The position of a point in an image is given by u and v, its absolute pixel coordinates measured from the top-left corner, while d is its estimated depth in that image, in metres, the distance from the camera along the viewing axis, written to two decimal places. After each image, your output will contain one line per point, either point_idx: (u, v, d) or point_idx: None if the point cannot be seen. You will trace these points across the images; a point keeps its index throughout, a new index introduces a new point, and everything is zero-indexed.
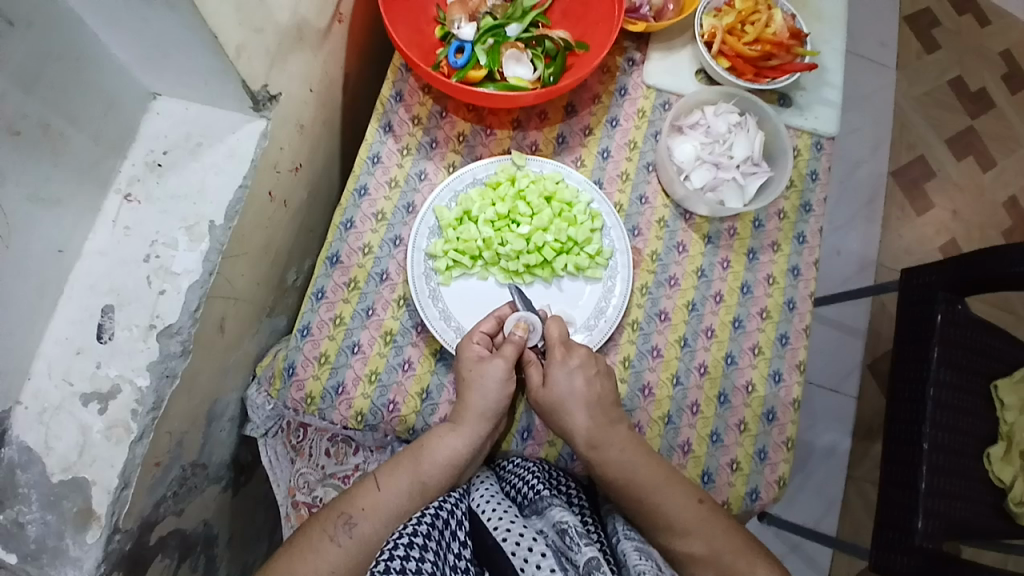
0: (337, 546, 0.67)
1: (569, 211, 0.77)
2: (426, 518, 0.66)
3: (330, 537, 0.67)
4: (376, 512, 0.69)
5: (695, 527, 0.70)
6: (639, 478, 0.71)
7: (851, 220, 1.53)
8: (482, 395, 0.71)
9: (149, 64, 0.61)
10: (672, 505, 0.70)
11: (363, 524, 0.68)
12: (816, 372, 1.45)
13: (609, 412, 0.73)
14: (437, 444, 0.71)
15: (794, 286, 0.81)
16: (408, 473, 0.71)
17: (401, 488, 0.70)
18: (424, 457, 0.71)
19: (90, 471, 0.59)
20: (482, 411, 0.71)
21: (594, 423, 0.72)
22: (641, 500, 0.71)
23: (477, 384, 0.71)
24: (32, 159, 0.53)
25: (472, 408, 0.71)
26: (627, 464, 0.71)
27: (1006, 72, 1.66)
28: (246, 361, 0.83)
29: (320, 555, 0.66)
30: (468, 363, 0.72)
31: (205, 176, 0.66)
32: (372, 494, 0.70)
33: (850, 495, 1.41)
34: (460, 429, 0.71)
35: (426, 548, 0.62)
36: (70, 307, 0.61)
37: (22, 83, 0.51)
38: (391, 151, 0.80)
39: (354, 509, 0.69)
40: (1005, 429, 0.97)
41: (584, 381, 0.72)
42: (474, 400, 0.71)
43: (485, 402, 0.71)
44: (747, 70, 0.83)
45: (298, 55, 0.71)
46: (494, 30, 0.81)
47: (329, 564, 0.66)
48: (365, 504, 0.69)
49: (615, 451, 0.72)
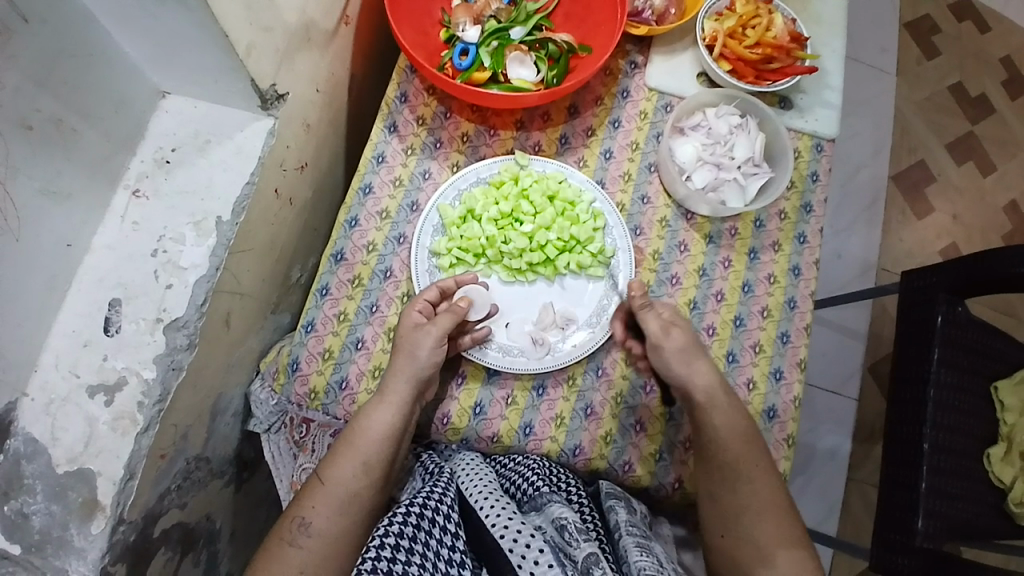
0: (298, 549, 0.65)
1: (572, 210, 0.78)
2: (412, 515, 0.64)
3: (288, 541, 0.65)
4: (326, 505, 0.67)
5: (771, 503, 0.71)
6: (742, 433, 0.72)
7: (852, 225, 1.53)
8: (410, 360, 0.70)
9: (159, 62, 0.62)
10: (763, 473, 0.71)
11: (318, 519, 0.66)
12: (817, 376, 1.46)
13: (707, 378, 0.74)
14: (368, 419, 0.69)
15: (795, 285, 0.82)
16: (349, 458, 0.68)
17: (346, 472, 0.68)
18: (359, 435, 0.69)
19: (97, 462, 0.60)
20: (407, 375, 0.70)
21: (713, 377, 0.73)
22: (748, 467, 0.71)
23: (408, 349, 0.70)
24: (44, 153, 0.54)
25: (395, 374, 0.70)
26: (731, 411, 0.72)
27: (1006, 78, 1.67)
28: (251, 356, 0.83)
29: (283, 560, 0.64)
30: (405, 331, 0.71)
31: (213, 173, 0.67)
32: (319, 489, 0.68)
33: (851, 499, 1.41)
34: (387, 396, 0.69)
35: (413, 550, 0.61)
36: (78, 299, 0.62)
37: (35, 78, 0.52)
38: (396, 151, 0.81)
39: (306, 509, 0.67)
40: (1006, 431, 0.98)
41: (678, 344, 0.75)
42: (403, 365, 0.70)
43: (412, 367, 0.70)
44: (748, 72, 0.84)
45: (304, 54, 0.72)
46: (498, 33, 0.82)
47: (296, 566, 0.64)
48: (315, 501, 0.67)
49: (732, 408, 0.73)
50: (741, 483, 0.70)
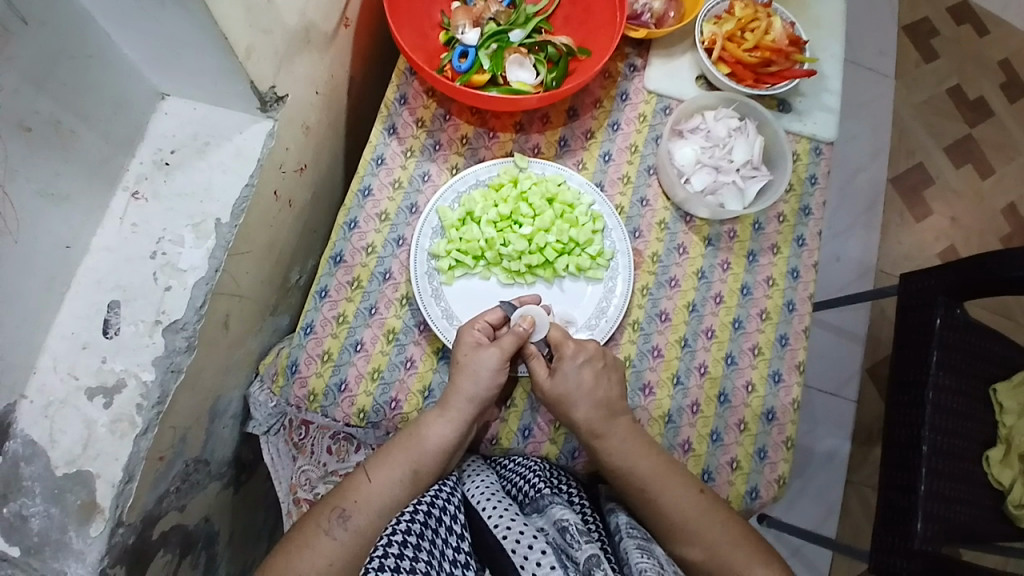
0: (332, 539, 0.65)
1: (571, 213, 0.78)
2: (420, 515, 0.65)
3: (325, 530, 0.66)
4: (370, 504, 0.68)
5: (696, 515, 0.69)
6: (638, 470, 0.71)
7: (850, 227, 1.54)
8: (473, 381, 0.71)
9: (159, 64, 0.62)
10: (676, 496, 0.70)
11: (358, 516, 0.67)
12: (816, 378, 1.46)
13: (613, 405, 0.72)
14: (428, 431, 0.70)
15: (794, 288, 0.82)
16: (400, 463, 0.70)
17: (395, 477, 0.69)
18: (418, 444, 0.70)
19: (95, 464, 0.60)
20: (472, 396, 0.71)
21: (594, 415, 0.71)
22: (643, 492, 0.71)
23: (471, 369, 0.71)
24: (42, 154, 0.54)
25: (461, 393, 0.71)
26: (621, 451, 0.71)
27: (1004, 81, 1.68)
28: (249, 359, 0.83)
29: (316, 549, 0.65)
30: (464, 349, 0.72)
31: (212, 175, 0.67)
32: (364, 486, 0.69)
33: (851, 501, 1.41)
34: (449, 414, 0.71)
35: (420, 547, 0.61)
36: (76, 302, 0.62)
37: (33, 80, 0.52)
38: (395, 153, 0.81)
39: (347, 502, 0.68)
40: (1005, 433, 0.98)
41: (591, 376, 0.72)
42: (464, 385, 0.71)
43: (475, 387, 0.71)
44: (747, 75, 0.84)
45: (304, 56, 0.72)
46: (497, 36, 0.82)
47: (327, 557, 0.64)
48: (357, 496, 0.68)
49: (626, 443, 0.71)
50: (661, 514, 0.70)
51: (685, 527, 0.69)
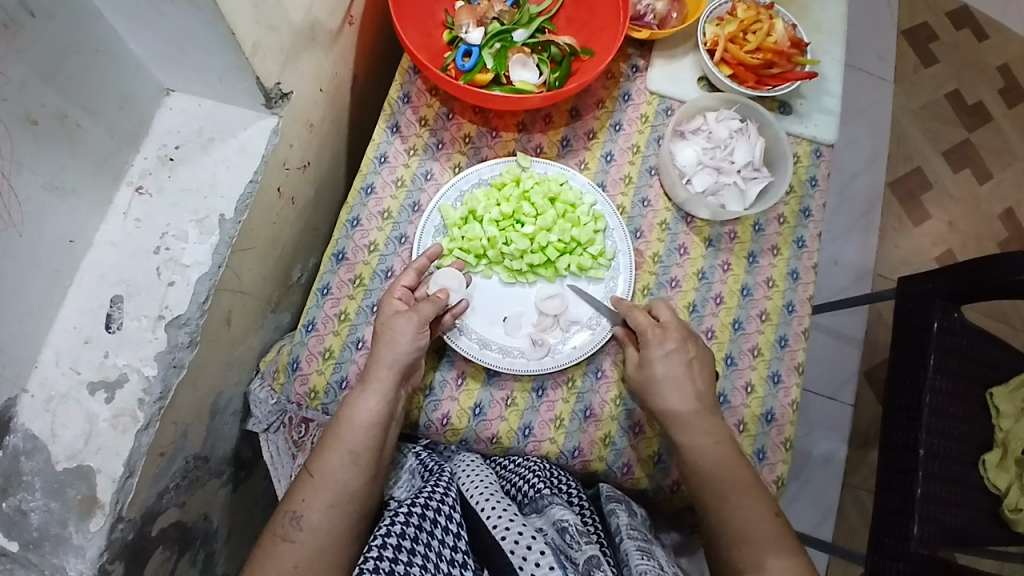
0: (291, 543, 0.65)
1: (573, 212, 0.78)
2: (413, 517, 0.64)
3: (281, 535, 0.65)
4: (318, 499, 0.66)
5: (759, 529, 0.68)
6: (704, 453, 0.71)
7: (849, 231, 1.54)
8: (391, 348, 0.69)
9: (164, 59, 0.63)
10: (746, 505, 0.69)
11: (311, 514, 0.66)
12: (813, 381, 1.46)
13: (703, 401, 0.73)
14: (354, 408, 0.68)
15: (793, 289, 0.83)
16: (336, 450, 0.67)
17: (335, 464, 0.67)
18: (346, 421, 0.68)
19: (96, 459, 0.59)
20: (391, 362, 0.69)
21: (687, 408, 0.72)
22: (719, 492, 0.69)
23: (388, 336, 0.70)
24: (47, 149, 0.54)
25: (381, 362, 0.69)
26: (689, 426, 0.72)
27: (1003, 87, 1.69)
28: (251, 355, 0.83)
29: (278, 555, 0.64)
30: (385, 317, 0.71)
31: (217, 170, 0.67)
32: (308, 482, 0.67)
33: (846, 504, 1.41)
34: (372, 386, 0.68)
35: (414, 551, 0.61)
36: (79, 296, 0.62)
37: (41, 73, 0.52)
38: (398, 151, 0.81)
39: (297, 503, 0.67)
40: (1001, 436, 0.98)
41: (682, 363, 0.73)
42: (383, 353, 0.69)
43: (394, 353, 0.69)
44: (749, 77, 0.85)
45: (309, 53, 0.72)
46: (501, 35, 0.82)
47: (290, 561, 0.64)
48: (305, 495, 0.67)
49: (707, 440, 0.71)
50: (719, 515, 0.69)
51: (744, 537, 0.68)
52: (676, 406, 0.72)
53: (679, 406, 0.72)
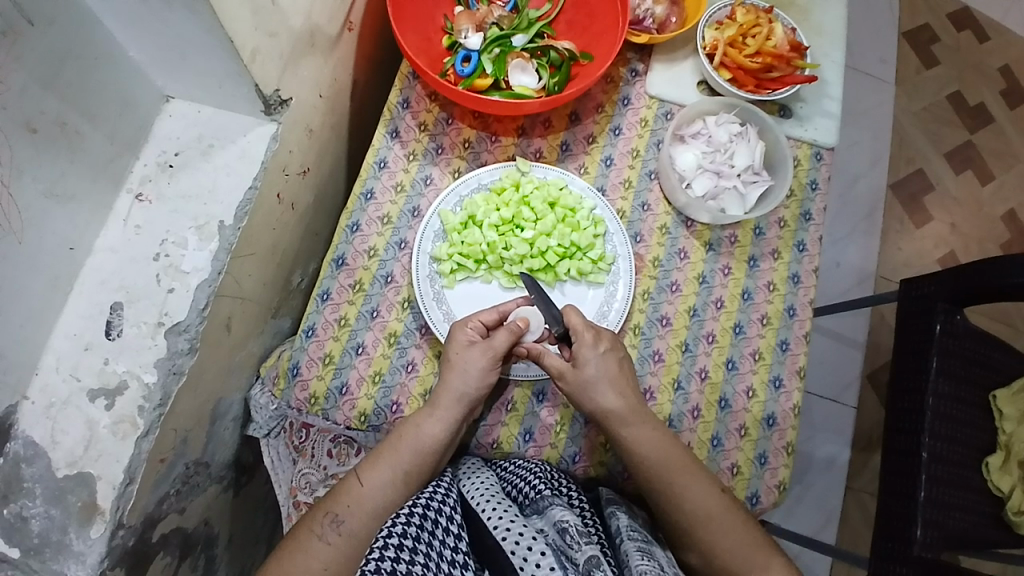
0: (325, 544, 0.65)
1: (573, 216, 0.78)
2: (415, 517, 0.64)
3: (318, 535, 0.66)
4: (362, 507, 0.68)
5: (716, 511, 0.70)
6: (648, 451, 0.71)
7: (851, 233, 1.54)
8: (463, 379, 0.70)
9: (163, 65, 0.63)
10: (700, 490, 0.70)
11: (351, 520, 0.67)
12: (815, 384, 1.46)
13: (633, 397, 0.72)
14: (417, 430, 0.70)
15: (794, 293, 0.82)
16: (391, 465, 0.69)
17: (386, 479, 0.69)
18: (406, 442, 0.70)
19: (96, 466, 0.60)
20: (461, 394, 0.70)
21: (623, 406, 0.71)
22: (668, 484, 0.70)
23: (458, 367, 0.70)
24: (48, 155, 0.55)
25: (451, 391, 0.70)
26: (626, 426, 0.71)
27: (1005, 88, 1.68)
28: (251, 361, 0.83)
29: (309, 552, 0.65)
30: (457, 347, 0.71)
31: (217, 176, 0.67)
32: (355, 489, 0.68)
33: (850, 508, 1.41)
34: (439, 414, 0.70)
35: (416, 550, 0.60)
36: (80, 302, 0.62)
37: (41, 80, 0.52)
38: (397, 156, 0.82)
39: (339, 506, 0.68)
40: (1004, 439, 0.98)
41: (615, 362, 0.73)
42: (454, 382, 0.70)
43: (464, 385, 0.70)
44: (749, 81, 0.84)
45: (309, 59, 0.72)
46: (500, 41, 0.82)
47: (320, 562, 0.65)
48: (350, 500, 0.68)
49: (649, 436, 0.71)
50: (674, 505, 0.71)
51: (705, 521, 0.70)
52: (611, 404, 0.71)
53: (612, 405, 0.71)
